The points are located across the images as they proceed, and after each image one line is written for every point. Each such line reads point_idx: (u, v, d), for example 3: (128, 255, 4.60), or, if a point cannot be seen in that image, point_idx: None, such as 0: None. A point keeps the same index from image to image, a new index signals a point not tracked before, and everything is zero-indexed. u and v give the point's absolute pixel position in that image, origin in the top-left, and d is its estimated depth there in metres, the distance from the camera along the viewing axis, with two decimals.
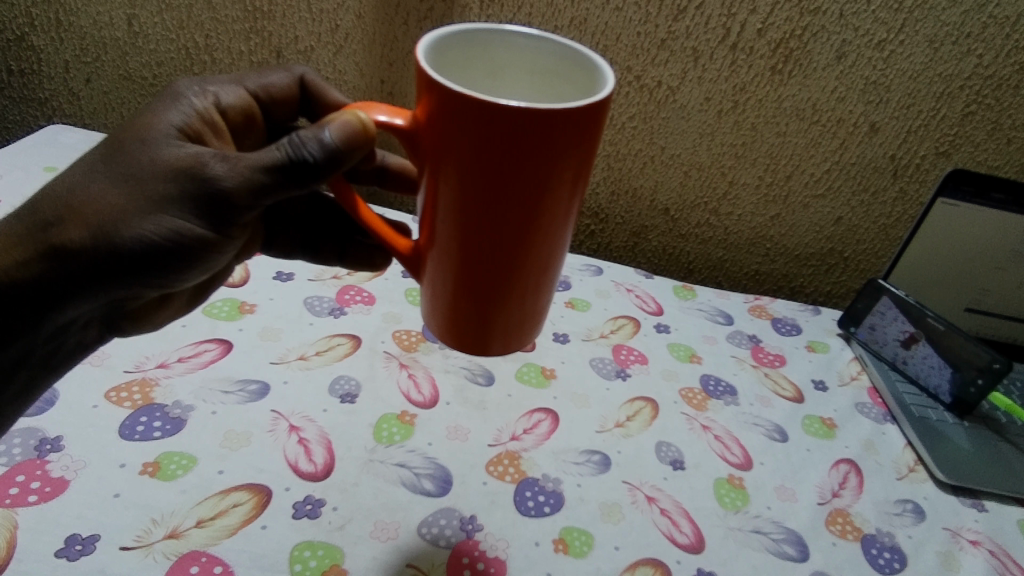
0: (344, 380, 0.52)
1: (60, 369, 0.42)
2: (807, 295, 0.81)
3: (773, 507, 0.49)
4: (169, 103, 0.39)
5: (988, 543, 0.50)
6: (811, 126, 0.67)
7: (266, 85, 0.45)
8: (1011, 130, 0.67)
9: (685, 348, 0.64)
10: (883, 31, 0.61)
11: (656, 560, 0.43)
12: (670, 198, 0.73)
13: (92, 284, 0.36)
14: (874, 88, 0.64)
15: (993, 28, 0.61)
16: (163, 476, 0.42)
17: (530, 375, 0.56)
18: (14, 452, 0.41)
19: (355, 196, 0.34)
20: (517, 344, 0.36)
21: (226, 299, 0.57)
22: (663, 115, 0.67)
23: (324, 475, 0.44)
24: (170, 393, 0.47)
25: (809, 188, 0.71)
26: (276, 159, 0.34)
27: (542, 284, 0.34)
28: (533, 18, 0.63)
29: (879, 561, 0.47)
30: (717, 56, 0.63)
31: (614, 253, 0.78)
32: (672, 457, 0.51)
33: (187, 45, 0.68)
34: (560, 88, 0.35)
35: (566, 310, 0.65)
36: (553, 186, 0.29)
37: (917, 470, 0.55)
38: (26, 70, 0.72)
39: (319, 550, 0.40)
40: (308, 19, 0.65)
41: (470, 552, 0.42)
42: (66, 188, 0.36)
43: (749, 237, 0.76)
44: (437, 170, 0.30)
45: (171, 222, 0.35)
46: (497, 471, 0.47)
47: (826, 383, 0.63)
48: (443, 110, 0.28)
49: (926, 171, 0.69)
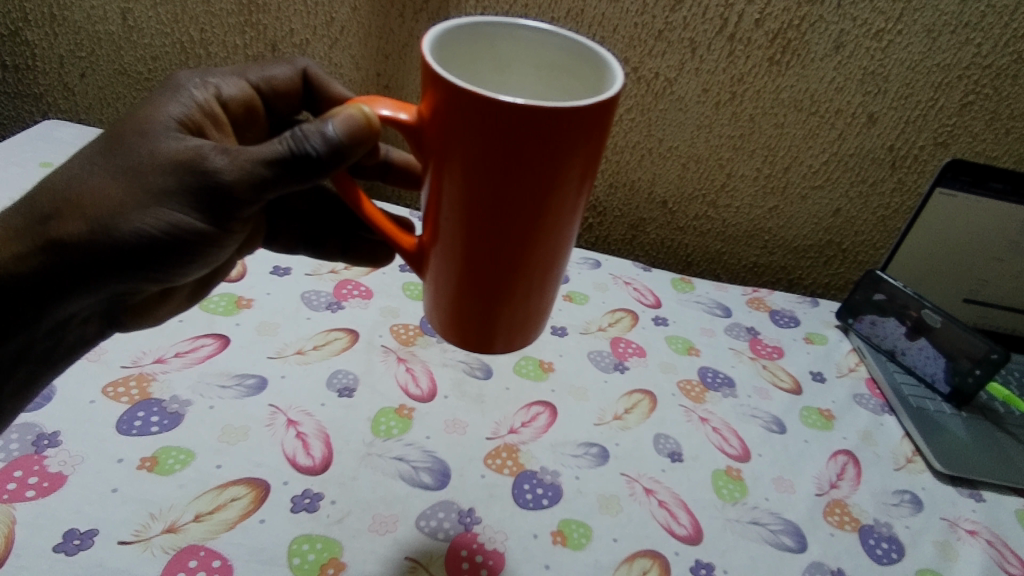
0: (341, 375, 0.52)
1: (61, 365, 0.42)
2: (807, 287, 0.81)
3: (771, 498, 0.49)
4: (170, 95, 0.39)
5: (986, 533, 0.50)
6: (809, 117, 0.67)
7: (268, 77, 0.45)
8: (1009, 120, 0.66)
9: (683, 340, 0.64)
10: (882, 21, 0.61)
11: (655, 551, 0.44)
12: (668, 190, 0.73)
13: (92, 278, 0.36)
14: (872, 79, 0.64)
15: (992, 17, 0.60)
16: (160, 471, 0.42)
17: (528, 368, 0.56)
18: (12, 448, 0.41)
19: (359, 191, 0.34)
20: (521, 341, 0.36)
21: (223, 294, 0.57)
22: (661, 106, 0.67)
23: (322, 469, 0.44)
24: (167, 387, 0.47)
25: (808, 179, 0.71)
26: (277, 152, 0.33)
27: (547, 282, 0.34)
28: (530, 9, 0.62)
29: (877, 552, 0.47)
30: (715, 47, 0.63)
31: (612, 246, 0.78)
32: (670, 449, 0.51)
33: (182, 39, 0.68)
34: (568, 83, 0.35)
35: (564, 303, 0.65)
36: (560, 182, 0.29)
37: (915, 460, 0.56)
38: (20, 65, 0.72)
39: (317, 543, 0.40)
40: (303, 12, 0.64)
41: (469, 545, 0.42)
42: (65, 181, 0.36)
43: (747, 229, 0.75)
44: (442, 166, 0.30)
45: (170, 216, 0.35)
46: (495, 464, 0.47)
47: (824, 374, 0.63)
48: (449, 106, 0.28)
49: (924, 161, 0.69)
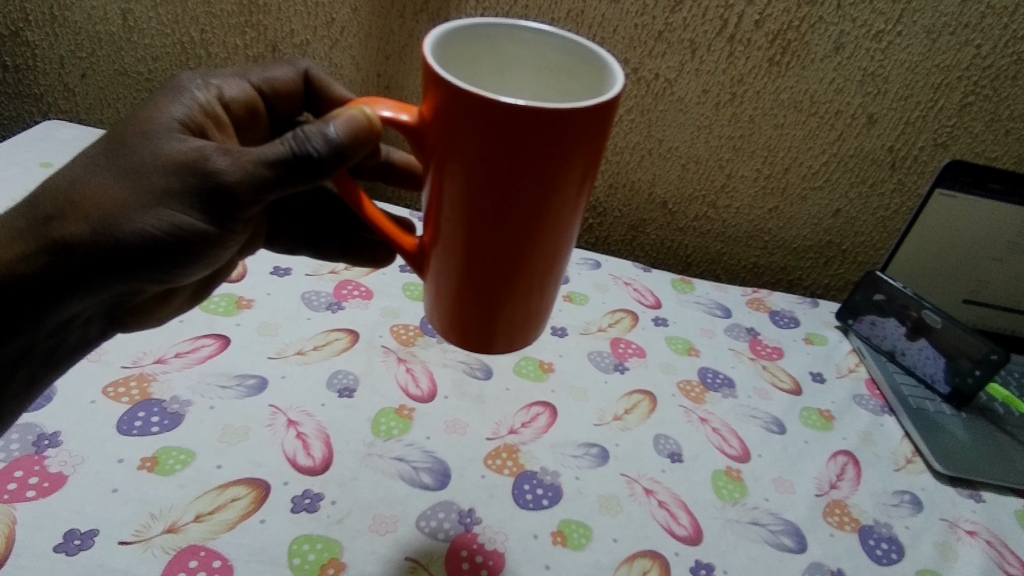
0: (341, 375, 0.52)
1: (62, 366, 0.42)
2: (806, 288, 0.81)
3: (771, 499, 0.49)
4: (172, 96, 0.39)
5: (985, 534, 0.50)
6: (809, 118, 0.67)
7: (270, 78, 0.45)
8: (1009, 121, 0.67)
9: (683, 341, 0.64)
10: (882, 22, 0.61)
11: (655, 552, 0.44)
12: (668, 191, 0.73)
13: (94, 278, 0.36)
14: (872, 80, 0.64)
15: (991, 18, 0.60)
16: (160, 471, 0.42)
17: (528, 369, 0.56)
18: (12, 448, 0.41)
19: (360, 192, 0.34)
20: (521, 341, 0.36)
21: (224, 295, 0.57)
22: (661, 107, 0.67)
23: (323, 470, 0.44)
24: (167, 388, 0.47)
25: (807, 180, 0.71)
26: (279, 153, 0.33)
27: (548, 282, 0.34)
28: (530, 10, 0.62)
29: (877, 552, 0.47)
30: (715, 48, 0.63)
31: (611, 246, 0.78)
32: (670, 449, 0.51)
33: (182, 39, 0.68)
34: (568, 85, 0.35)
35: (564, 303, 0.65)
36: (560, 183, 0.29)
37: (915, 461, 0.56)
38: (20, 66, 0.72)
39: (318, 543, 0.40)
40: (303, 12, 0.64)
41: (469, 545, 0.42)
42: (67, 182, 0.36)
43: (746, 229, 0.76)
44: (443, 166, 0.30)
45: (173, 216, 0.35)
46: (495, 465, 0.47)
47: (824, 375, 0.63)
48: (449, 107, 0.28)
49: (924, 162, 0.69)
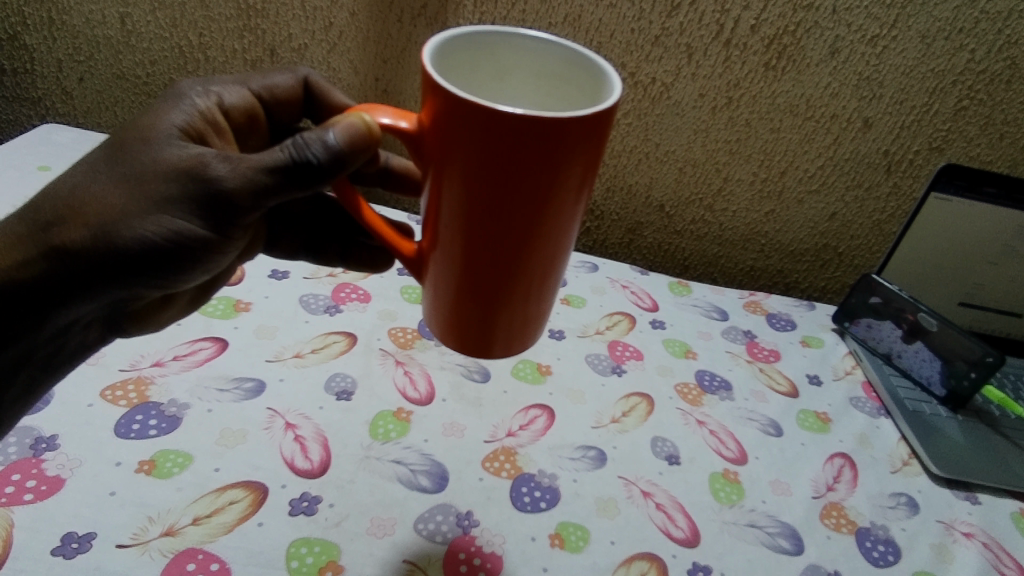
0: (340, 378, 0.52)
1: (61, 370, 0.42)
2: (802, 291, 0.81)
3: (767, 501, 0.49)
4: (172, 103, 0.39)
5: (981, 536, 0.51)
6: (805, 122, 0.67)
7: (270, 85, 0.45)
8: (1003, 125, 0.67)
9: (680, 344, 0.64)
10: (877, 27, 0.61)
11: (652, 555, 0.44)
12: (665, 194, 0.73)
13: (93, 283, 0.36)
14: (867, 84, 0.64)
15: (985, 23, 0.61)
16: (158, 475, 0.42)
17: (526, 372, 0.56)
18: (10, 452, 0.41)
19: (359, 198, 0.34)
20: (519, 346, 0.36)
21: (222, 298, 0.57)
22: (658, 111, 0.67)
23: (320, 472, 0.44)
24: (165, 391, 0.47)
25: (803, 184, 0.72)
26: (279, 160, 0.33)
27: (546, 287, 0.34)
28: (528, 14, 0.63)
29: (873, 554, 0.47)
30: (711, 52, 0.63)
31: (609, 249, 0.78)
32: (667, 452, 0.52)
33: (180, 43, 0.68)
34: (566, 93, 0.35)
35: (561, 306, 0.65)
36: (559, 191, 0.29)
37: (911, 463, 0.56)
38: (19, 69, 0.72)
39: (315, 547, 0.40)
40: (301, 17, 0.65)
41: (467, 548, 0.42)
42: (68, 188, 0.36)
43: (743, 233, 0.76)
44: (441, 173, 0.30)
45: (172, 223, 0.35)
46: (493, 467, 0.47)
47: (821, 378, 0.64)
48: (449, 115, 0.28)
49: (919, 166, 0.70)
